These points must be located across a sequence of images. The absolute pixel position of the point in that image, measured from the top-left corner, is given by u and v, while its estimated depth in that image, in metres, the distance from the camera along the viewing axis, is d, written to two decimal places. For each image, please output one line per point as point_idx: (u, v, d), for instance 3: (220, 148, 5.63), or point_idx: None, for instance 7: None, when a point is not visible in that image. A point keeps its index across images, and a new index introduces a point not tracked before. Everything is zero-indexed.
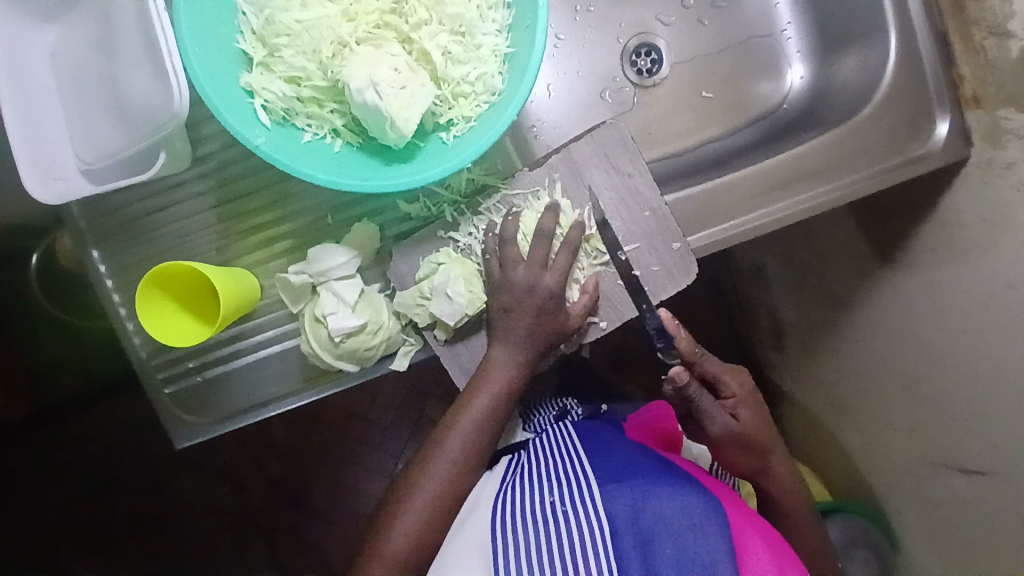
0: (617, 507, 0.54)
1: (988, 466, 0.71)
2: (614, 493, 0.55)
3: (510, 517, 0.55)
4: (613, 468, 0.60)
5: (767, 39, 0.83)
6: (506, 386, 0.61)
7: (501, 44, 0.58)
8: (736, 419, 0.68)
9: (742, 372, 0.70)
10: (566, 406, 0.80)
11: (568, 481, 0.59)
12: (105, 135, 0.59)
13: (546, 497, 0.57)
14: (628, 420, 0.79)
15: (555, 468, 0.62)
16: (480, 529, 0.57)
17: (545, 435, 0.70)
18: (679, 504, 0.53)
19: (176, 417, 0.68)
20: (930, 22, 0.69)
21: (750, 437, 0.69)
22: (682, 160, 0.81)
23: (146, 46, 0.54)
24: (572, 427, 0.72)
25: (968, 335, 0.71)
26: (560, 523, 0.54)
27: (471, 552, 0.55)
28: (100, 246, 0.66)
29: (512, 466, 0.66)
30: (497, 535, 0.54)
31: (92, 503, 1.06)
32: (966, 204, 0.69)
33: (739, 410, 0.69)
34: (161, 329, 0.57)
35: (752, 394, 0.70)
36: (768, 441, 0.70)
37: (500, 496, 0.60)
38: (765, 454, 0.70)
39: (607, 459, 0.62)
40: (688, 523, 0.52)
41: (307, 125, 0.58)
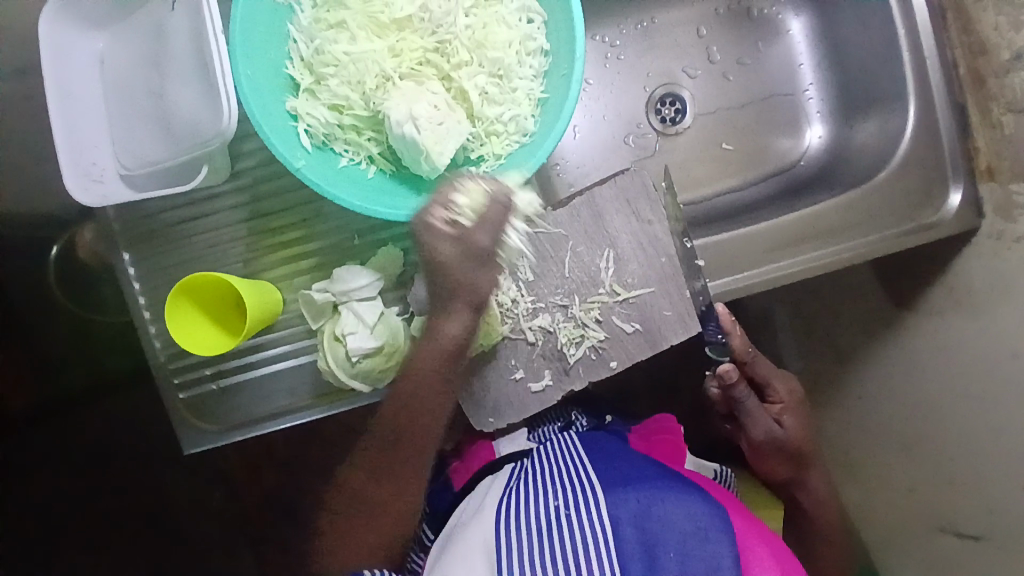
0: (623, 512, 0.56)
1: (987, 528, 0.72)
2: (620, 498, 0.57)
3: (516, 520, 0.57)
4: (617, 476, 0.61)
5: (789, 97, 0.86)
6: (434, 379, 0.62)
7: (536, 89, 0.61)
8: (781, 425, 0.73)
9: (790, 380, 0.75)
10: (570, 417, 0.80)
11: (571, 486, 0.60)
12: (146, 144, 0.61)
13: (550, 501, 0.58)
14: (631, 432, 0.80)
15: (559, 473, 0.63)
16: (483, 529, 0.58)
17: (550, 444, 0.70)
18: (687, 511, 0.55)
19: (188, 422, 0.69)
20: (951, 94, 0.72)
21: (793, 445, 0.73)
22: (698, 207, 0.83)
23: (199, 66, 0.57)
24: (575, 437, 0.72)
25: (972, 400, 0.73)
26: (567, 527, 0.55)
27: (475, 551, 0.56)
28: (131, 250, 0.68)
29: (515, 472, 0.67)
30: (502, 535, 0.56)
31: (87, 497, 1.06)
32: (975, 271, 0.72)
33: (785, 416, 0.73)
34: (191, 341, 0.58)
35: (797, 401, 0.74)
36: (808, 450, 0.75)
37: (503, 498, 0.61)
38: (802, 465, 0.75)
39: (612, 467, 0.64)
40: (694, 527, 0.54)
41: (345, 150, 0.60)
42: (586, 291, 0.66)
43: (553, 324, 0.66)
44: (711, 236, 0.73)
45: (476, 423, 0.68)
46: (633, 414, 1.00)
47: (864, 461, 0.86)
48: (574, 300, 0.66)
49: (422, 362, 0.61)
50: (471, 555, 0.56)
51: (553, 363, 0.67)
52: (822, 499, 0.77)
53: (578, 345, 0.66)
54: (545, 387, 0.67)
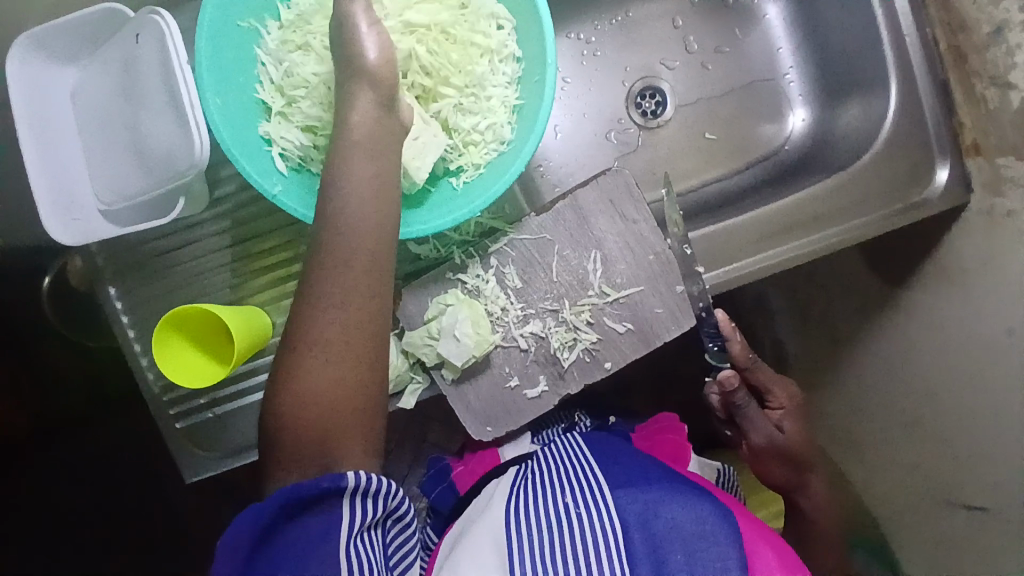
0: (631, 516, 0.56)
1: (993, 503, 0.71)
2: (629, 500, 0.58)
3: (526, 516, 0.57)
4: (624, 473, 0.62)
5: (770, 82, 0.85)
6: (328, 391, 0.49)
7: (512, 96, 0.60)
8: (781, 430, 0.72)
9: (791, 385, 0.74)
10: (574, 419, 0.81)
11: (579, 485, 0.61)
12: (123, 177, 0.61)
13: (560, 497, 0.59)
14: (634, 432, 0.80)
15: (565, 470, 0.63)
16: (492, 525, 0.58)
17: (551, 446, 0.70)
18: (692, 512, 0.56)
19: (187, 451, 0.69)
20: (931, 71, 0.71)
21: (793, 450, 0.72)
22: (685, 200, 0.82)
23: (167, 97, 0.57)
24: (580, 437, 0.72)
25: (972, 376, 0.72)
26: (575, 525, 0.56)
27: (483, 544, 0.56)
28: (116, 283, 0.68)
29: (521, 469, 0.67)
30: (513, 530, 0.56)
31: (97, 526, 1.07)
32: (967, 247, 0.71)
33: (784, 422, 0.73)
34: (178, 370, 0.58)
35: (797, 405, 0.74)
36: (808, 455, 0.73)
37: (512, 495, 0.61)
38: (803, 469, 0.73)
39: (618, 464, 0.64)
40: (700, 528, 0.55)
41: (322, 171, 0.59)
42: (574, 296, 0.66)
43: (549, 327, 0.66)
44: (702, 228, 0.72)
45: (474, 434, 0.67)
46: (634, 408, 1.00)
47: (868, 440, 0.86)
48: (562, 306, 0.65)
49: (310, 374, 0.49)
50: (481, 548, 0.56)
51: (547, 367, 0.66)
52: (824, 503, 0.74)
53: (572, 350, 0.66)
54: (542, 392, 0.67)
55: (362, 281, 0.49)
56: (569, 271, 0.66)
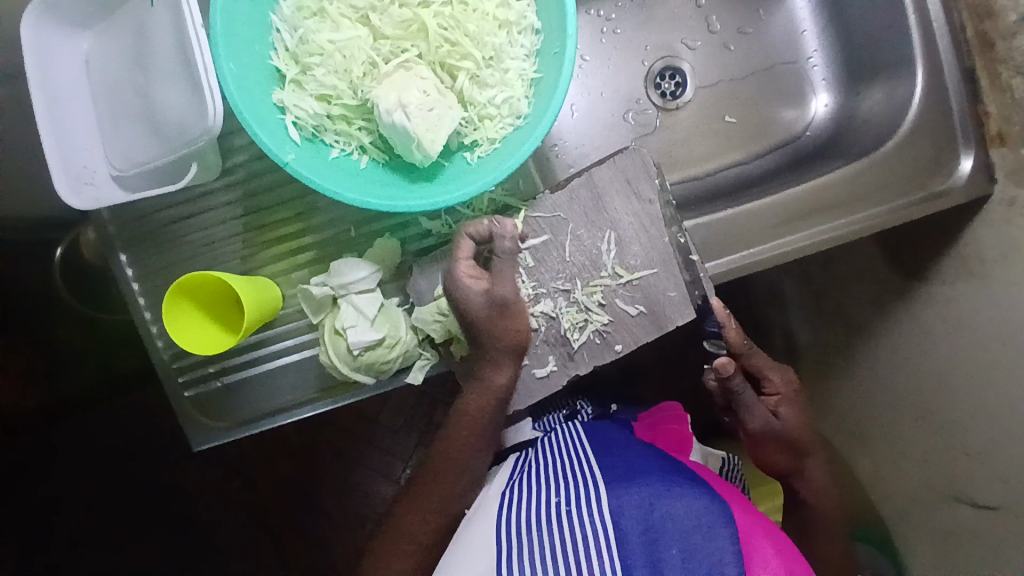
0: (625, 509, 0.55)
1: (1003, 498, 0.71)
2: (622, 495, 0.56)
3: (518, 519, 0.57)
4: (618, 468, 0.61)
5: (792, 65, 0.83)
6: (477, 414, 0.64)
7: (530, 69, 0.59)
8: (778, 416, 0.71)
9: (788, 370, 0.72)
10: (575, 407, 0.81)
11: (574, 481, 0.60)
12: (136, 145, 0.60)
13: (551, 496, 0.58)
14: (637, 422, 0.80)
15: (562, 466, 0.63)
16: (486, 530, 0.58)
17: (552, 436, 0.70)
18: (687, 508, 0.55)
19: (195, 420, 0.69)
20: (960, 57, 0.69)
21: (792, 436, 0.71)
22: (701, 184, 0.81)
23: (182, 63, 0.56)
24: (581, 427, 0.72)
25: (987, 371, 0.71)
26: (567, 523, 0.55)
27: (477, 552, 0.56)
28: (127, 250, 0.68)
29: (520, 464, 0.67)
30: (504, 532, 0.56)
31: (107, 493, 1.08)
32: (988, 239, 0.70)
33: (782, 408, 0.71)
34: (187, 338, 0.58)
35: (794, 391, 0.72)
36: (807, 442, 0.72)
37: (506, 495, 0.61)
38: (802, 455, 0.73)
39: (614, 459, 0.63)
40: (696, 523, 0.54)
41: (336, 141, 0.59)
42: (586, 278, 0.64)
43: (553, 308, 0.65)
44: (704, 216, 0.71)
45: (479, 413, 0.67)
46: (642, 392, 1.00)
47: (879, 433, 0.85)
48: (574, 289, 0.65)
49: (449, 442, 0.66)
50: (475, 553, 0.56)
51: (557, 348, 0.66)
52: (827, 489, 0.74)
53: (581, 330, 0.65)
54: (550, 371, 0.66)
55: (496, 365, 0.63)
56: (594, 262, 0.65)
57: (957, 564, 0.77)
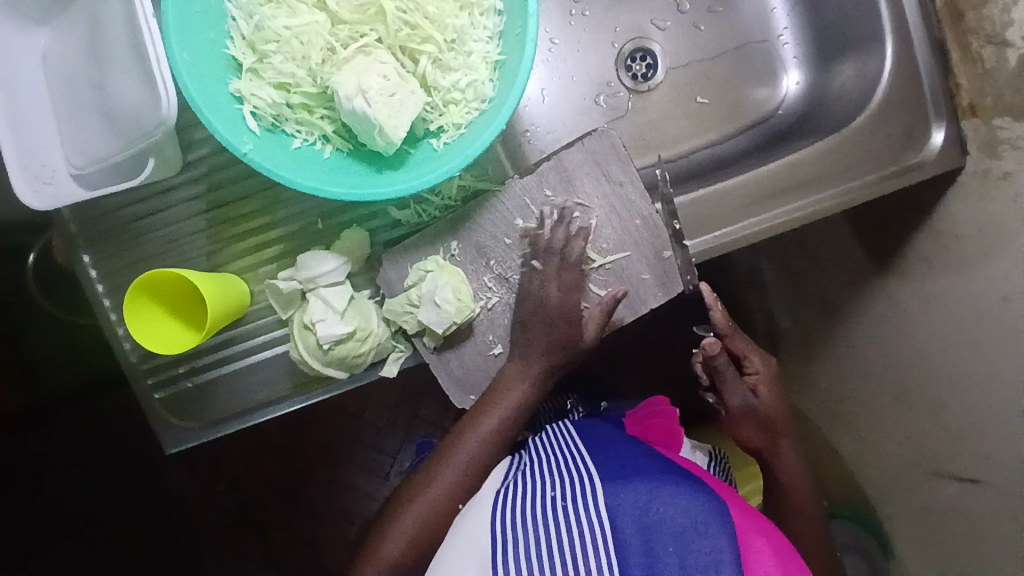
0: (623, 504, 0.54)
1: (984, 472, 0.71)
2: (621, 495, 0.55)
3: (511, 513, 0.56)
4: (615, 466, 0.60)
5: (763, 44, 0.83)
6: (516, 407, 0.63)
7: (493, 51, 0.58)
8: (756, 397, 0.71)
9: (769, 356, 0.73)
10: (565, 406, 0.83)
11: (570, 478, 0.59)
12: (93, 140, 0.58)
13: (548, 494, 0.57)
14: (628, 416, 0.80)
15: (558, 465, 0.62)
16: (479, 524, 0.57)
17: (544, 437, 0.70)
18: (683, 504, 0.54)
19: (167, 421, 0.68)
20: (927, 29, 0.69)
21: (769, 416, 0.71)
22: (676, 166, 0.80)
23: (133, 53, 0.54)
24: (570, 425, 0.72)
25: (966, 345, 0.71)
26: (562, 519, 0.54)
27: (467, 548, 0.55)
28: (90, 250, 0.66)
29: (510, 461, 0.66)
30: (500, 530, 0.54)
31: (87, 500, 1.06)
32: (962, 212, 0.69)
33: (760, 388, 0.71)
34: (147, 336, 0.57)
35: (774, 372, 0.72)
36: (784, 423, 0.72)
37: (500, 492, 0.60)
38: (778, 434, 0.72)
39: (611, 458, 0.62)
40: (693, 522, 0.53)
41: (297, 131, 0.58)
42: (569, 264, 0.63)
43: None
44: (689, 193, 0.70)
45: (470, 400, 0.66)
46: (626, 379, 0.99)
47: (863, 410, 0.85)
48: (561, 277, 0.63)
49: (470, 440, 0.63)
50: (467, 549, 0.54)
51: None
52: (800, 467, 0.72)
53: None
54: None
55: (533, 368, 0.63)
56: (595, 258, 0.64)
57: (942, 538, 0.77)
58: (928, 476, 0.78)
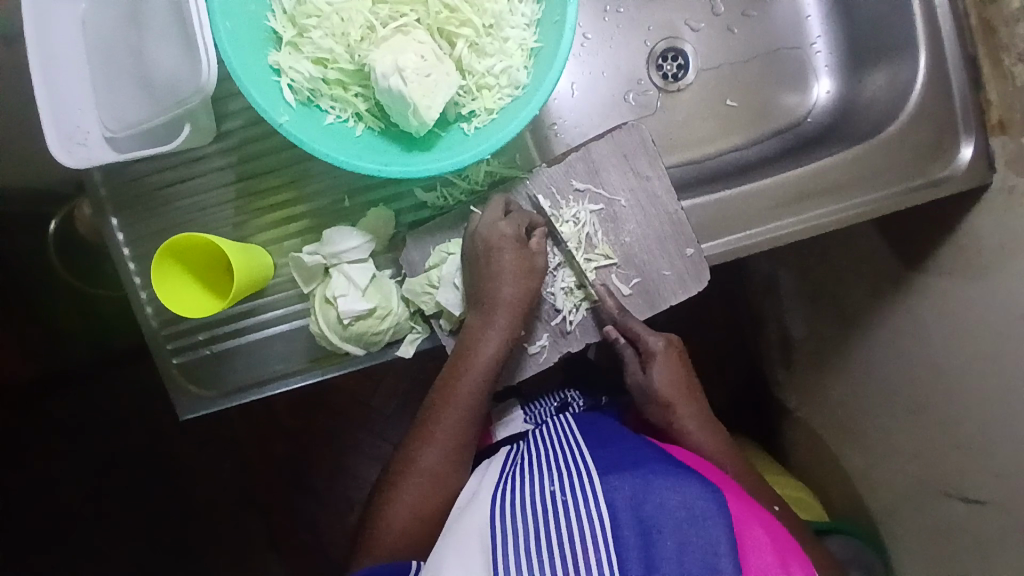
0: (618, 496, 0.54)
1: (993, 494, 0.70)
2: (615, 485, 0.55)
3: (510, 505, 0.55)
4: (612, 461, 0.60)
5: (795, 50, 0.83)
6: (487, 362, 0.62)
7: (529, 39, 0.58)
8: (648, 374, 0.67)
9: (670, 338, 0.68)
10: (566, 398, 0.82)
11: (569, 472, 0.59)
12: (127, 105, 0.59)
13: (546, 487, 0.57)
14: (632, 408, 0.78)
15: (557, 458, 0.62)
16: (480, 516, 0.56)
17: (545, 429, 0.71)
18: (680, 495, 0.53)
19: (183, 387, 0.68)
20: (961, 42, 0.69)
21: (661, 394, 0.67)
22: (701, 167, 0.81)
23: (175, 20, 0.54)
24: (572, 419, 0.72)
25: (982, 363, 0.70)
26: (560, 513, 0.54)
27: (468, 538, 0.54)
28: (118, 214, 0.67)
29: (510, 458, 0.66)
30: (497, 522, 0.54)
31: (95, 467, 1.07)
32: (986, 228, 0.69)
33: (653, 365, 0.67)
34: (172, 297, 0.57)
35: (671, 350, 0.68)
36: (680, 398, 0.68)
37: (499, 485, 0.60)
38: (674, 409, 0.68)
39: (608, 452, 0.62)
40: (689, 514, 0.52)
41: (331, 107, 0.59)
42: (564, 267, 0.65)
43: (552, 285, 0.65)
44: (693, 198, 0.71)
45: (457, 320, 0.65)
46: None
47: (873, 426, 0.85)
48: (554, 275, 0.65)
49: (467, 365, 0.62)
50: (465, 541, 0.54)
51: (551, 325, 0.66)
52: (709, 440, 0.68)
53: (576, 311, 0.65)
54: (542, 349, 0.66)
55: (519, 283, 0.61)
56: (586, 258, 0.64)
57: (946, 561, 0.77)
58: (935, 497, 0.77)
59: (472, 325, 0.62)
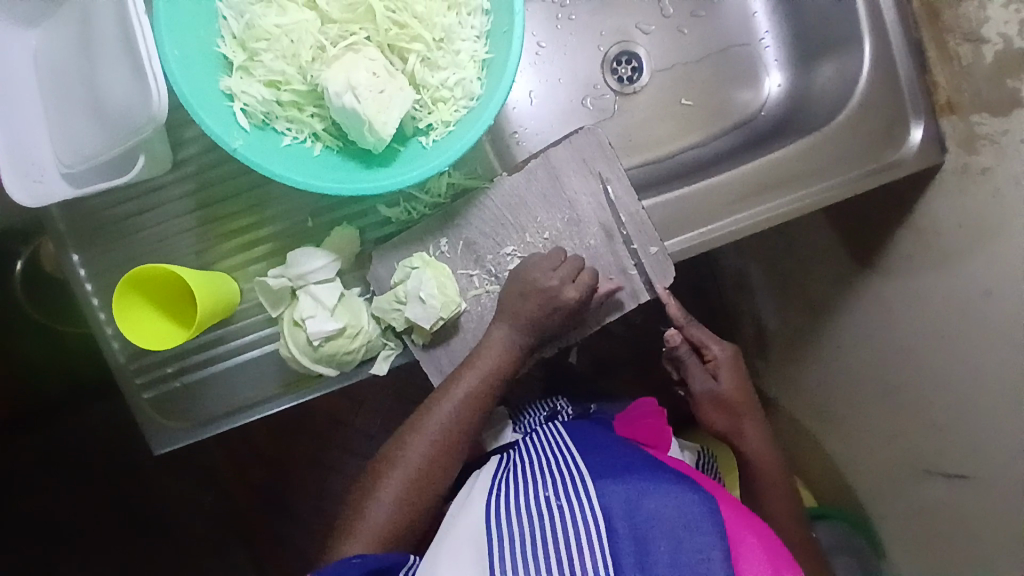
0: (613, 503, 0.54)
1: (971, 466, 0.71)
2: (610, 492, 0.55)
3: (506, 509, 0.55)
4: (605, 466, 0.59)
5: (745, 47, 0.85)
6: (502, 366, 0.62)
7: (481, 50, 0.59)
8: (716, 382, 0.74)
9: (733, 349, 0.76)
10: (556, 408, 0.82)
11: (562, 477, 0.58)
12: (81, 139, 0.58)
13: (541, 492, 0.57)
14: (617, 416, 0.78)
15: (548, 463, 0.62)
16: (473, 520, 0.55)
17: (534, 436, 0.70)
18: (675, 501, 0.53)
19: (155, 422, 0.67)
20: (905, 29, 0.71)
21: (728, 399, 0.74)
22: (664, 166, 0.82)
23: (123, 50, 0.54)
24: (561, 427, 0.72)
25: (948, 339, 0.71)
26: (555, 517, 0.53)
27: (463, 544, 0.53)
28: (79, 249, 0.66)
29: (502, 463, 0.66)
30: (493, 525, 0.53)
31: (72, 510, 1.04)
32: (944, 208, 0.70)
33: (720, 373, 0.74)
34: (134, 328, 0.57)
35: (737, 359, 0.75)
36: (745, 405, 0.74)
37: (493, 490, 0.59)
38: (739, 415, 0.74)
39: (602, 457, 0.62)
40: (683, 519, 0.52)
41: (287, 129, 0.59)
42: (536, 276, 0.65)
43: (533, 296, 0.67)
44: (656, 197, 0.72)
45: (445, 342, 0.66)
46: (617, 385, 1.00)
47: (850, 410, 0.86)
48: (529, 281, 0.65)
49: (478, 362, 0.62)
50: (463, 547, 0.53)
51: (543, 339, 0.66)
52: (762, 449, 0.74)
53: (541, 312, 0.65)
54: None
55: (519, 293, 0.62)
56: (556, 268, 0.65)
57: (932, 539, 0.77)
58: (916, 476, 0.78)
59: (492, 336, 0.63)
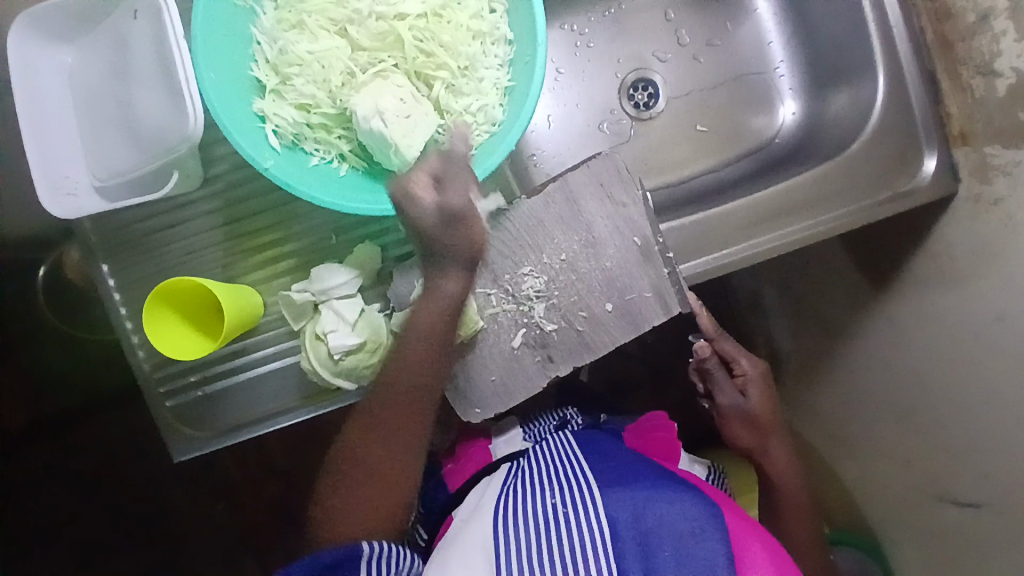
0: (620, 510, 0.55)
1: (983, 493, 0.71)
2: (617, 499, 0.56)
3: (514, 512, 0.56)
4: (612, 474, 0.61)
5: (760, 75, 0.87)
6: (434, 335, 0.56)
7: (503, 78, 0.62)
8: (745, 398, 0.75)
9: (762, 362, 0.76)
10: (565, 416, 0.81)
11: (569, 483, 0.60)
12: (116, 155, 0.61)
13: (548, 497, 0.58)
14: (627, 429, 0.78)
15: (555, 470, 0.63)
16: (481, 523, 0.56)
17: (545, 444, 0.71)
18: (681, 510, 0.54)
19: (177, 430, 0.69)
20: (919, 61, 0.72)
21: (756, 416, 0.75)
22: (679, 189, 0.83)
23: (161, 73, 0.56)
24: (572, 436, 0.72)
25: (961, 366, 0.72)
26: (562, 522, 0.54)
27: (471, 546, 0.54)
28: (109, 261, 0.68)
29: (510, 469, 0.67)
30: (501, 527, 0.54)
31: (87, 515, 1.06)
32: (957, 236, 0.71)
33: (749, 389, 0.75)
34: (161, 338, 0.59)
35: (765, 376, 0.76)
36: (772, 422, 0.75)
37: (501, 495, 0.60)
38: (765, 435, 0.76)
39: (608, 465, 0.63)
40: (689, 526, 0.53)
41: (315, 150, 0.61)
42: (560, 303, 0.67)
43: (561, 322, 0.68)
44: (676, 219, 0.73)
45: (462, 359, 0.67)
46: (628, 404, 1.00)
47: (861, 435, 0.86)
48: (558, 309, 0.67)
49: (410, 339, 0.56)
50: (470, 548, 0.54)
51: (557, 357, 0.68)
52: (785, 466, 0.75)
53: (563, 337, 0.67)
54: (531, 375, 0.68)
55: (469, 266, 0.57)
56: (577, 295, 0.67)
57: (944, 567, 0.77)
58: (928, 503, 0.78)
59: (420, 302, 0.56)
